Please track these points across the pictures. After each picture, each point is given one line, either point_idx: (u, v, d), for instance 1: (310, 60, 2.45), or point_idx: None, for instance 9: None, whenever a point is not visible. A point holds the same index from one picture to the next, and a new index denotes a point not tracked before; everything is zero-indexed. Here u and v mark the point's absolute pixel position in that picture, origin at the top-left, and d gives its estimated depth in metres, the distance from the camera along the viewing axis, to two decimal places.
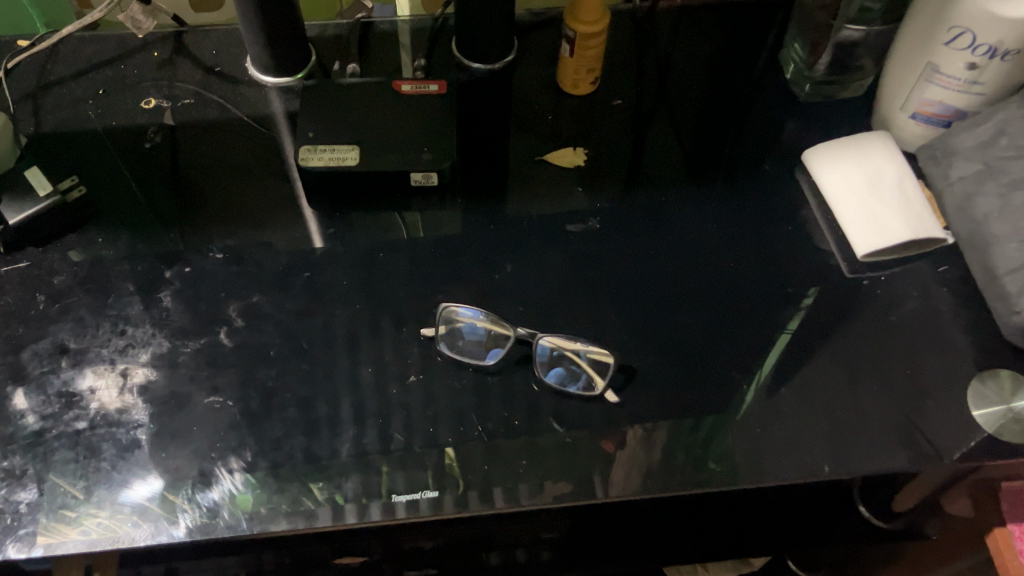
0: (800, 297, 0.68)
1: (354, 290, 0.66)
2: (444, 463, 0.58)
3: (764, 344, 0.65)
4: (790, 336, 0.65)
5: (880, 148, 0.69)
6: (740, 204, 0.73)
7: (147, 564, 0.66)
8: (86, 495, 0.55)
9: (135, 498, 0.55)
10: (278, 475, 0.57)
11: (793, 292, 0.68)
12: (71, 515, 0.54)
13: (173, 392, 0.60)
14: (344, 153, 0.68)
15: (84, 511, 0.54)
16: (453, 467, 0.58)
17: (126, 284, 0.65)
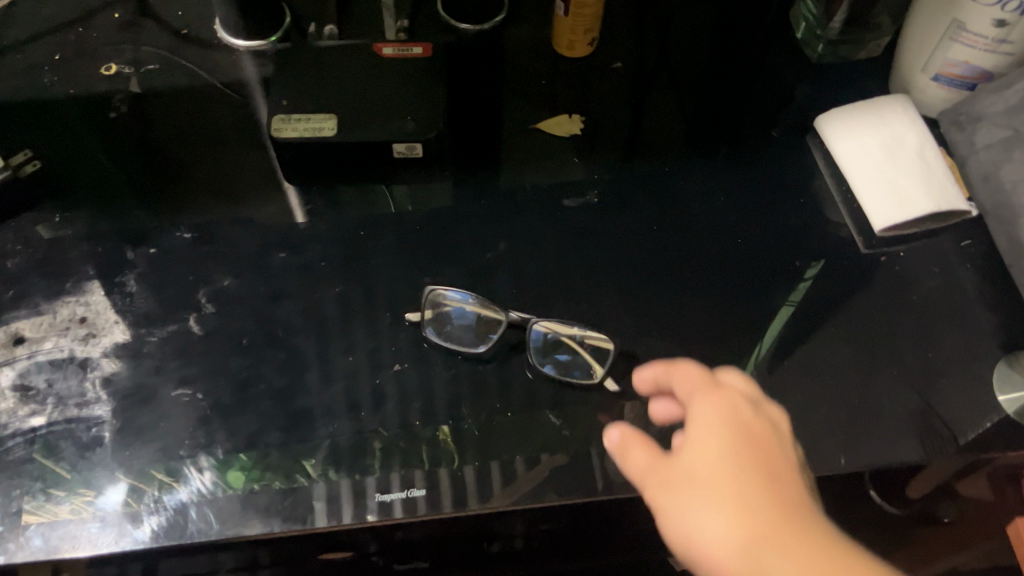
0: (805, 270, 0.63)
1: (334, 271, 0.61)
2: (439, 441, 0.54)
3: (774, 325, 0.60)
4: (796, 309, 0.61)
5: (900, 114, 0.64)
6: (747, 175, 0.68)
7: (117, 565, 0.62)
8: (46, 498, 0.51)
9: (104, 498, 0.51)
10: (250, 473, 0.52)
11: (801, 267, 0.63)
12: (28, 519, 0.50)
13: (137, 384, 0.55)
14: (320, 123, 0.63)
15: (43, 515, 0.50)
16: (447, 441, 0.54)
17: (85, 267, 0.60)
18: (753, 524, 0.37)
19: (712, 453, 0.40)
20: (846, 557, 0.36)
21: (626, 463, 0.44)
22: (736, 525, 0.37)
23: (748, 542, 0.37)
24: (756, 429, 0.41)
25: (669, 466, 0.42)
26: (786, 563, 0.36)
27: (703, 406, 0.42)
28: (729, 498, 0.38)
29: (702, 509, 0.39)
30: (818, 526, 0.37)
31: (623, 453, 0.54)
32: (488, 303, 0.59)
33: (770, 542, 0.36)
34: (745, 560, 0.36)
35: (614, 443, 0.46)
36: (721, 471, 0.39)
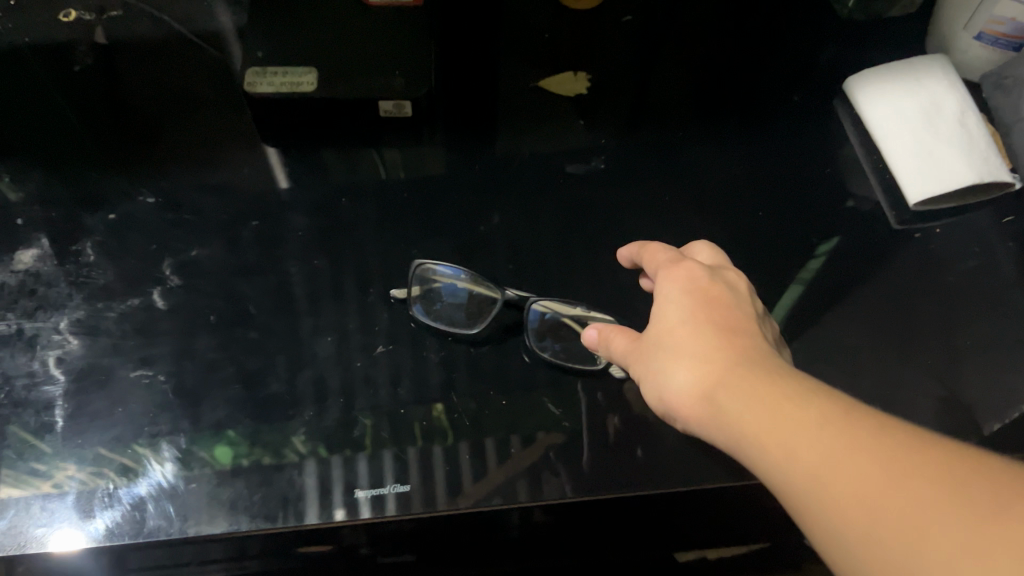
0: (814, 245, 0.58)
1: (314, 242, 0.56)
2: (433, 420, 0.49)
3: (789, 305, 0.54)
4: (803, 287, 0.55)
5: (939, 77, 0.59)
6: (768, 142, 0.63)
7: None
8: (27, 471, 0.46)
9: (81, 473, 0.46)
10: (238, 449, 0.47)
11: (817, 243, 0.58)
12: (10, 492, 0.46)
13: (93, 365, 0.50)
14: (299, 76, 0.57)
15: (24, 488, 0.46)
16: (441, 419, 0.49)
17: (37, 234, 0.55)
18: (709, 368, 0.37)
19: (674, 316, 0.41)
20: (795, 385, 0.35)
21: (609, 350, 0.46)
22: (696, 373, 0.38)
23: (708, 385, 0.37)
24: (715, 291, 0.41)
25: (643, 338, 0.43)
26: (737, 397, 0.35)
27: (667, 278, 0.43)
28: (688, 352, 0.39)
29: (669, 367, 0.39)
30: (774, 362, 0.37)
31: (627, 447, 0.48)
32: (481, 281, 0.54)
33: (721, 382, 0.36)
34: (708, 403, 0.37)
35: (594, 341, 0.47)
36: (678, 326, 0.40)
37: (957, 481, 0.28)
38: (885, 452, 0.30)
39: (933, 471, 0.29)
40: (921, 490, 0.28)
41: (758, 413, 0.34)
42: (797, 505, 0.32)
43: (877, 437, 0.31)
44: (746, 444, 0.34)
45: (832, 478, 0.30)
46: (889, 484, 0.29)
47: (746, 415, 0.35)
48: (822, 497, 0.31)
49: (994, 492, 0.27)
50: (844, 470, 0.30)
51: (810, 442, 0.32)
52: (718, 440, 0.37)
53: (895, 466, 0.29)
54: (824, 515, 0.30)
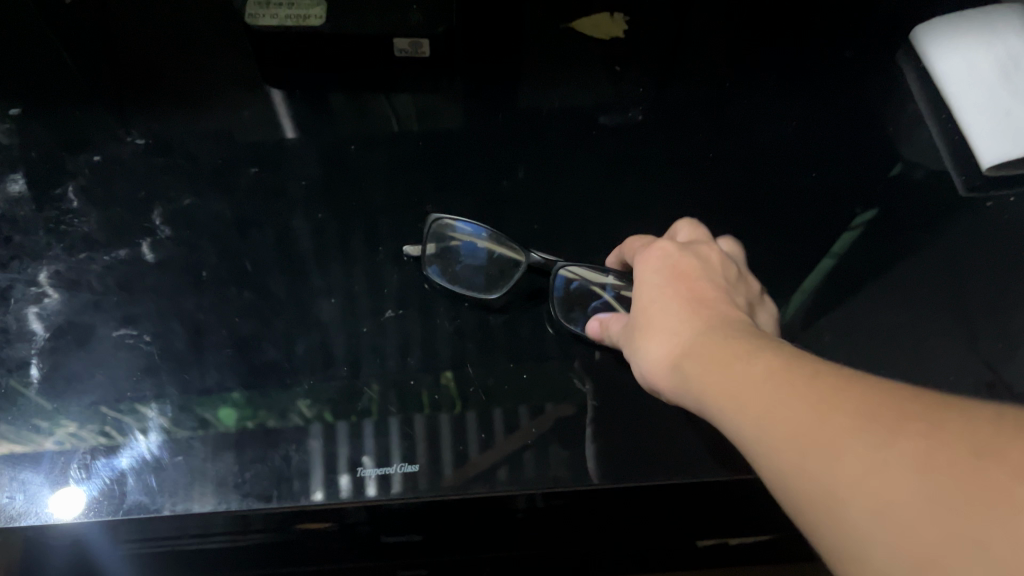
0: (853, 215, 0.51)
1: (318, 194, 0.51)
2: (441, 386, 0.45)
3: (834, 280, 0.48)
4: (837, 260, 0.49)
5: (1015, 28, 0.52)
6: (821, 96, 0.57)
7: (49, 553, 0.52)
8: (24, 425, 0.42)
9: (65, 434, 0.42)
10: (244, 411, 0.43)
11: (859, 213, 0.52)
12: (10, 448, 0.42)
13: (73, 322, 0.45)
14: (306, 8, 0.51)
15: (26, 444, 0.42)
16: (450, 386, 0.45)
17: (15, 176, 0.50)
18: (672, 340, 0.34)
19: (647, 294, 0.37)
20: (754, 342, 0.31)
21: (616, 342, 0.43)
22: (659, 351, 0.35)
23: (673, 355, 0.34)
24: (685, 264, 0.38)
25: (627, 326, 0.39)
26: (697, 361, 0.32)
27: (643, 261, 0.40)
28: (658, 328, 0.35)
29: (645, 347, 0.36)
30: (743, 326, 0.33)
31: (661, 430, 0.43)
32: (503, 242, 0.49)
33: (687, 349, 0.33)
34: (677, 373, 0.33)
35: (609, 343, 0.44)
36: (647, 298, 0.37)
37: (882, 412, 0.25)
38: (828, 399, 0.26)
39: (876, 417, 0.25)
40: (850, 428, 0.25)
41: (712, 374, 0.31)
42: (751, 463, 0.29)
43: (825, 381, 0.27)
44: (702, 405, 0.31)
45: (775, 433, 0.27)
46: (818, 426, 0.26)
47: (704, 379, 0.31)
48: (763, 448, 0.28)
49: (931, 432, 0.24)
50: (786, 423, 0.27)
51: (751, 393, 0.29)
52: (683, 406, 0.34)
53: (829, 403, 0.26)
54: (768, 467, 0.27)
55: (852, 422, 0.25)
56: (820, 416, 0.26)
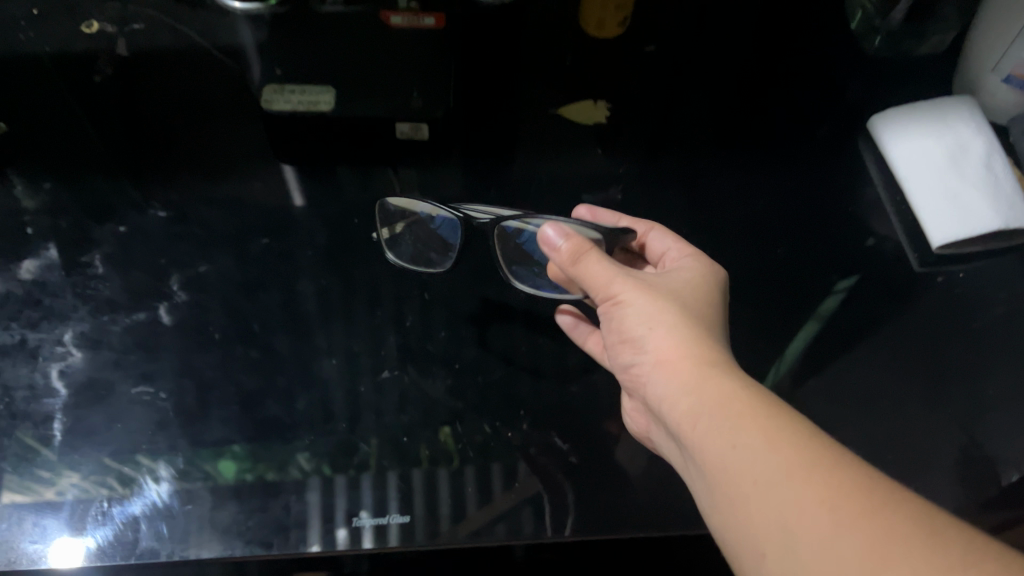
0: (831, 282, 0.56)
1: (323, 262, 0.55)
2: (438, 443, 0.48)
3: (815, 342, 0.52)
4: (822, 324, 0.53)
5: (966, 119, 0.57)
6: (792, 175, 0.61)
7: None
8: (29, 477, 0.46)
9: (79, 484, 0.46)
10: (241, 464, 0.47)
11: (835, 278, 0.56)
12: (11, 498, 0.45)
13: (94, 380, 0.49)
14: (316, 96, 0.56)
15: (26, 495, 0.45)
16: (448, 442, 0.48)
17: (46, 244, 0.54)
18: (691, 348, 0.40)
19: (679, 302, 0.43)
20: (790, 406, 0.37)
21: (580, 268, 0.45)
22: (675, 348, 0.40)
23: (699, 360, 0.39)
24: (716, 309, 0.44)
25: (635, 282, 0.44)
26: (737, 384, 0.37)
27: (680, 265, 0.48)
28: (688, 332, 0.41)
29: (669, 339, 0.40)
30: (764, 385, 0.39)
31: (634, 485, 0.47)
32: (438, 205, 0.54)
33: (726, 370, 0.38)
34: (706, 377, 0.38)
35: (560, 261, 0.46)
36: (687, 313, 0.42)
37: (913, 501, 0.31)
38: (868, 482, 0.32)
39: (910, 514, 0.31)
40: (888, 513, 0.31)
41: (755, 404, 0.36)
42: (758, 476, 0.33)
43: (863, 466, 0.33)
44: (712, 417, 0.36)
45: (815, 482, 0.32)
46: (858, 497, 0.31)
47: (741, 400, 0.36)
48: (794, 472, 0.33)
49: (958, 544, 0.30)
50: (829, 481, 0.32)
51: (782, 431, 0.34)
52: (674, 413, 0.38)
53: (869, 485, 0.32)
54: (781, 493, 0.33)
55: (891, 505, 0.31)
56: (862, 488, 0.32)
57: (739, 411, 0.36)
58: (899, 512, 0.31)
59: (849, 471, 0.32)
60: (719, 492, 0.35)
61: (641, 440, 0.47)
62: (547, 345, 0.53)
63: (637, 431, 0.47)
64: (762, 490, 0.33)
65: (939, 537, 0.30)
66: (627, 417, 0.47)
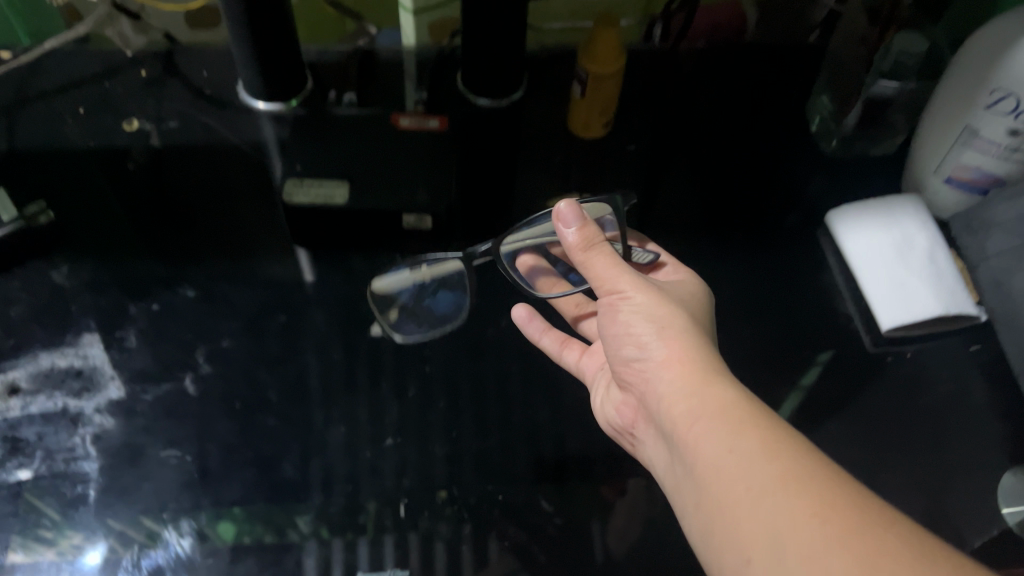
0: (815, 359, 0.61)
1: (335, 338, 0.61)
2: (435, 506, 0.54)
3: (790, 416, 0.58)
4: (806, 393, 0.59)
5: (911, 214, 0.64)
6: (764, 258, 0.67)
7: None
8: (30, 537, 0.51)
9: (110, 538, 0.51)
10: (239, 527, 0.52)
11: (808, 355, 0.61)
12: (15, 555, 0.50)
13: (127, 443, 0.55)
14: (331, 190, 0.62)
15: (26, 554, 0.50)
16: (444, 504, 0.54)
17: (87, 320, 0.60)
18: (698, 358, 0.43)
19: (681, 311, 0.47)
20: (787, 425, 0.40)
21: (588, 255, 0.50)
22: (683, 358, 0.44)
23: (703, 370, 0.43)
24: (706, 326, 0.49)
25: (639, 280, 0.48)
26: (738, 394, 0.41)
27: (672, 285, 0.53)
28: (693, 342, 0.45)
29: (673, 341, 0.45)
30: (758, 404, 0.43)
31: (609, 546, 0.52)
32: (432, 259, 0.63)
33: (729, 380, 0.42)
34: (709, 384, 0.42)
35: (568, 243, 0.51)
36: (692, 330, 0.46)
37: (901, 516, 0.34)
38: (860, 493, 0.35)
39: (899, 525, 0.34)
40: (876, 519, 0.34)
41: (754, 413, 0.39)
42: (752, 475, 0.37)
43: (855, 482, 0.36)
44: (713, 420, 0.40)
45: (809, 486, 0.35)
46: (849, 505, 0.34)
47: (742, 409, 0.40)
48: (789, 475, 0.36)
49: (943, 555, 0.32)
50: (822, 486, 0.35)
51: (776, 443, 0.38)
52: (673, 414, 0.42)
53: (860, 496, 0.35)
54: (770, 498, 0.36)
55: (880, 515, 0.34)
56: (852, 497, 0.35)
57: (740, 420, 0.39)
58: (888, 521, 0.34)
59: (840, 482, 0.36)
60: (707, 488, 0.38)
61: (619, 434, 0.52)
62: (536, 416, 0.58)
63: (619, 426, 0.51)
64: (756, 492, 0.36)
65: (924, 547, 0.32)
66: (611, 414, 0.52)
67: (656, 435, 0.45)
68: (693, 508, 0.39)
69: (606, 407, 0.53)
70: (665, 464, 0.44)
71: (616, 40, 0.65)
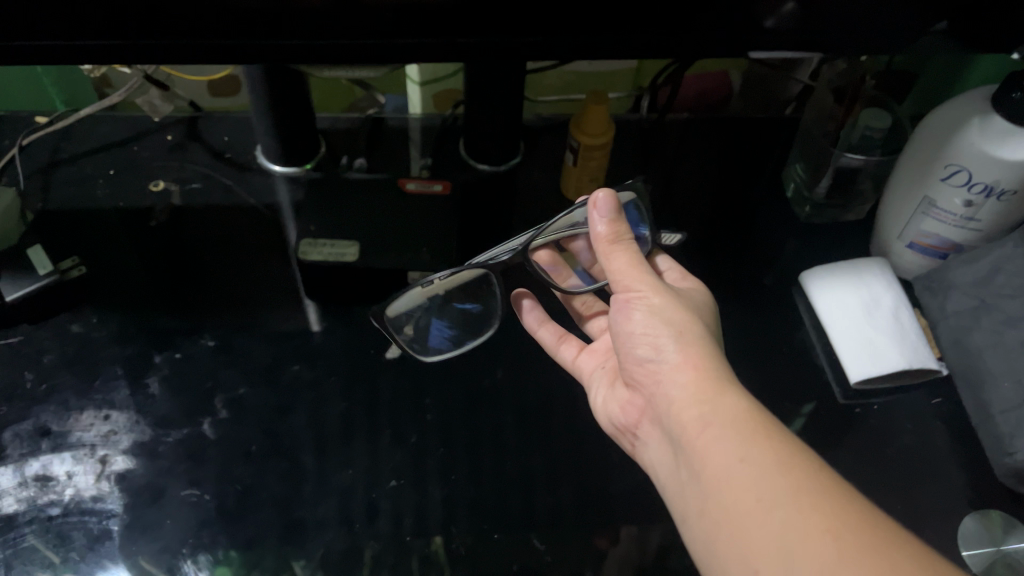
0: (795, 412, 0.65)
1: (344, 387, 0.66)
2: (435, 545, 0.57)
3: None
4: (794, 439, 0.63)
5: (879, 277, 0.69)
6: (744, 314, 0.72)
7: None
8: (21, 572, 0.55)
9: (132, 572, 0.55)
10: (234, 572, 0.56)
11: (789, 409, 0.66)
12: None
13: (150, 483, 0.59)
14: (343, 248, 0.67)
15: None
16: (444, 542, 0.58)
17: (114, 367, 0.65)
18: (712, 367, 0.47)
19: (694, 319, 0.52)
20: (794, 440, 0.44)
21: (609, 250, 0.56)
22: (697, 365, 0.47)
23: (715, 380, 0.46)
24: (716, 332, 0.53)
25: (653, 283, 0.53)
26: (751, 406, 0.44)
27: (687, 292, 0.58)
28: (706, 353, 0.48)
29: (689, 349, 0.48)
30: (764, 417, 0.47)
31: None
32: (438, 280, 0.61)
33: (743, 393, 0.45)
34: (722, 394, 0.45)
35: (597, 232, 0.57)
36: (706, 342, 0.50)
37: (902, 534, 0.38)
38: (864, 510, 0.38)
39: (899, 542, 0.37)
40: (878, 537, 0.37)
41: (766, 426, 0.43)
42: (764, 486, 0.40)
43: (860, 498, 0.39)
44: (727, 429, 0.43)
45: (817, 502, 0.39)
46: (854, 522, 0.38)
47: (756, 422, 0.43)
48: (798, 489, 0.39)
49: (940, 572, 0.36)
50: (830, 502, 0.38)
51: (787, 457, 0.41)
52: (683, 418, 0.45)
53: (864, 513, 0.38)
54: (781, 509, 0.39)
55: (883, 532, 0.37)
56: (857, 514, 0.38)
57: (751, 430, 0.43)
58: (890, 538, 0.37)
59: (846, 498, 0.39)
60: (716, 494, 0.41)
61: (620, 433, 0.56)
62: (531, 462, 0.62)
63: (622, 425, 0.55)
64: (767, 502, 0.39)
65: (924, 565, 0.36)
66: (614, 412, 0.56)
67: (661, 437, 0.49)
68: (699, 509, 0.43)
69: (609, 406, 0.57)
70: (666, 469, 0.47)
71: (602, 115, 0.71)
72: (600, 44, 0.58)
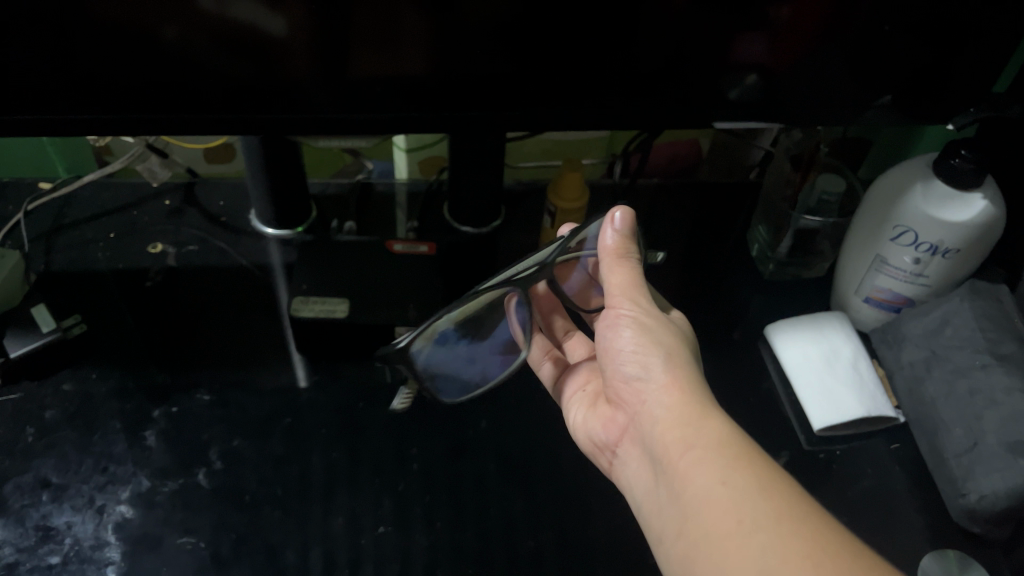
0: None
1: (333, 438, 0.69)
2: None
3: None
4: None
5: (838, 330, 0.74)
6: (714, 365, 0.76)
7: None
8: None
9: None
10: None
11: None
12: None
13: (147, 532, 0.61)
14: (334, 305, 0.71)
15: None
16: None
17: (113, 421, 0.67)
18: (695, 394, 0.51)
19: (680, 344, 0.56)
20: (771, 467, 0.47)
21: (613, 263, 0.60)
22: (682, 390, 0.51)
23: (699, 405, 0.50)
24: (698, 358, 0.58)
25: (645, 305, 0.57)
26: (732, 432, 0.48)
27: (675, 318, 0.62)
28: (690, 379, 0.53)
29: (675, 374, 0.53)
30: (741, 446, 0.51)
31: None
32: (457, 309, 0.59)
33: (726, 418, 0.50)
34: (706, 419, 0.49)
35: (607, 244, 0.61)
36: (691, 369, 0.54)
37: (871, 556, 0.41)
38: (836, 534, 0.42)
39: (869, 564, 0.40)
40: (849, 558, 0.40)
41: (746, 451, 0.47)
42: (744, 508, 0.43)
43: (833, 522, 0.43)
44: (710, 452, 0.47)
45: (792, 524, 0.42)
46: (827, 544, 0.41)
47: (737, 446, 0.47)
48: (775, 511, 0.43)
49: None
50: (805, 525, 0.42)
51: (765, 481, 0.44)
52: (668, 439, 0.49)
53: (836, 536, 0.42)
54: (761, 531, 0.42)
55: (855, 555, 0.40)
56: (828, 537, 0.41)
57: (732, 455, 0.46)
58: (860, 560, 0.40)
59: (819, 521, 0.42)
60: (696, 515, 0.45)
61: (597, 450, 0.59)
62: (514, 508, 0.65)
63: (601, 443, 0.58)
64: (746, 523, 0.43)
65: None
66: (594, 429, 0.59)
67: (641, 457, 0.52)
68: (680, 527, 0.46)
69: (590, 423, 0.60)
70: (647, 488, 0.51)
71: (579, 179, 0.76)
72: (576, 115, 0.63)
